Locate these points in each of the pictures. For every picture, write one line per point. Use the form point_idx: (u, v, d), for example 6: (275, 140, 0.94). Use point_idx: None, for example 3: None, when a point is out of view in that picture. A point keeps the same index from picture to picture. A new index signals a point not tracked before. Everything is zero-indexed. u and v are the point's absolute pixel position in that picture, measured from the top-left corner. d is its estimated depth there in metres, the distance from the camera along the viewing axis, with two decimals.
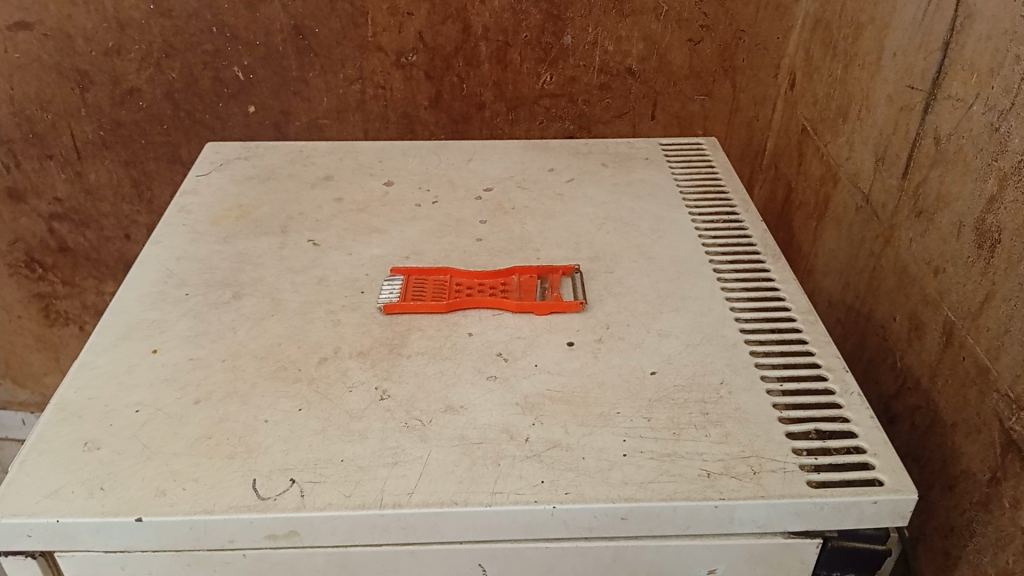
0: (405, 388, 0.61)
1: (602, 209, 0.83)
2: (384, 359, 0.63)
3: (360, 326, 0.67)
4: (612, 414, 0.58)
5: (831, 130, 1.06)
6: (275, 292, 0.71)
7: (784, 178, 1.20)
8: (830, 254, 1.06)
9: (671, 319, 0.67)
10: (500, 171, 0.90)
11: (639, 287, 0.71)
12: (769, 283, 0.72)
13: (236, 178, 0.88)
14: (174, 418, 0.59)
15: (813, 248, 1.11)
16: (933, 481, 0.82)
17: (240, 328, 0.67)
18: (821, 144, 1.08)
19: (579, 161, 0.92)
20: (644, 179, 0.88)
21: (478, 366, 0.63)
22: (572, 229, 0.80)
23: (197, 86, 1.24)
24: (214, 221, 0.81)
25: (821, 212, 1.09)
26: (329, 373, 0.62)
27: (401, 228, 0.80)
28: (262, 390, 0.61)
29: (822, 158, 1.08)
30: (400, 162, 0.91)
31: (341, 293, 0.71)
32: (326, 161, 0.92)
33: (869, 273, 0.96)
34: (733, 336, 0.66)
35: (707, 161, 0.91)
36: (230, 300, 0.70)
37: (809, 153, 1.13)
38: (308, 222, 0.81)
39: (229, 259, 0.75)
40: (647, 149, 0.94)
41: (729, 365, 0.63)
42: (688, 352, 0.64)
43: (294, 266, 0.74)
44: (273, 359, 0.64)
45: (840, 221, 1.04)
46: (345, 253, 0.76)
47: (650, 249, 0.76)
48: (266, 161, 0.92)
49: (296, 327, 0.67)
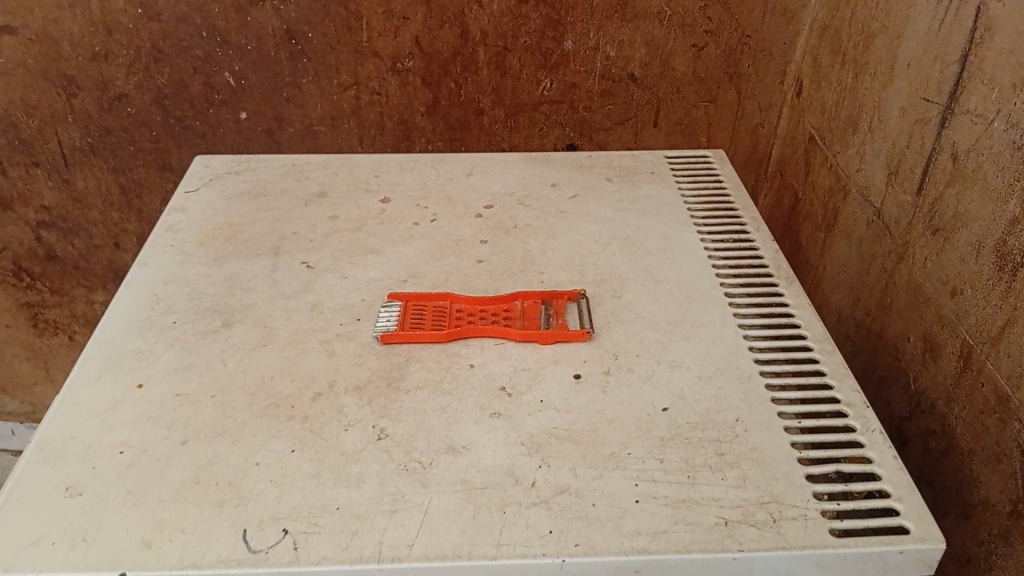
0: (403, 426, 0.58)
1: (608, 227, 0.80)
2: (382, 394, 0.60)
3: (355, 358, 0.64)
4: (623, 455, 0.55)
5: (839, 140, 1.03)
6: (266, 319, 0.68)
7: (790, 187, 1.17)
8: (838, 268, 1.03)
9: (683, 349, 0.64)
10: (501, 186, 0.87)
11: (648, 314, 0.68)
12: (783, 309, 0.69)
13: (226, 194, 0.85)
14: (161, 460, 0.56)
15: (821, 261, 1.08)
16: (948, 509, 0.80)
17: (230, 359, 0.64)
18: (829, 154, 1.05)
19: (582, 176, 0.88)
20: (650, 196, 0.85)
21: (481, 402, 0.59)
22: (576, 250, 0.76)
23: (187, 92, 1.21)
24: (203, 242, 0.77)
25: (829, 224, 1.06)
26: (323, 410, 0.59)
27: (398, 249, 0.77)
28: (253, 428, 0.58)
29: (831, 168, 1.05)
30: (397, 177, 0.88)
31: (336, 320, 0.67)
32: (320, 175, 0.88)
33: (880, 290, 0.93)
34: (747, 368, 0.63)
35: (714, 177, 0.88)
36: (219, 329, 0.67)
37: (816, 163, 1.09)
38: (302, 242, 0.77)
39: (219, 282, 0.72)
40: (652, 162, 0.91)
41: (744, 400, 0.60)
42: (701, 385, 0.61)
43: (287, 290, 0.71)
44: (264, 394, 0.60)
45: (849, 234, 1.01)
46: (340, 277, 0.73)
47: (659, 271, 0.73)
48: (258, 175, 0.88)
49: (289, 359, 0.64)
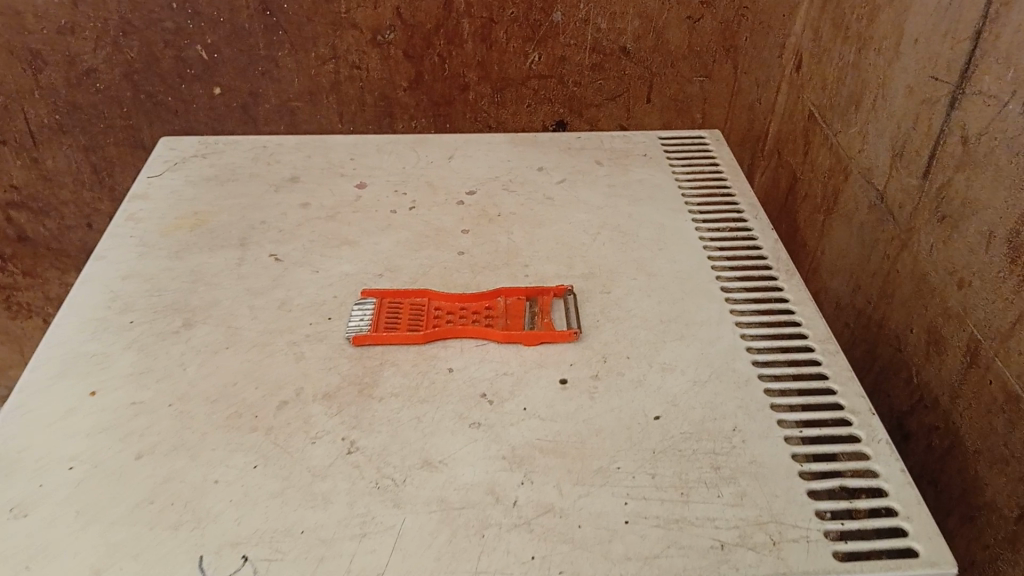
0: (375, 438, 0.53)
1: (597, 216, 0.75)
2: (353, 403, 0.56)
3: (325, 362, 0.59)
4: (611, 469, 0.52)
5: (840, 119, 0.98)
6: (231, 318, 0.63)
7: (788, 166, 1.12)
8: (838, 253, 0.99)
9: (676, 351, 0.60)
10: (485, 170, 0.82)
11: (639, 310, 0.64)
12: (783, 305, 0.65)
13: (192, 180, 0.80)
14: (113, 477, 0.52)
15: (820, 244, 1.04)
16: (951, 510, 0.78)
17: (191, 363, 0.59)
18: (830, 132, 1.00)
19: (571, 159, 0.84)
20: (642, 181, 0.80)
21: (459, 411, 0.55)
22: (564, 240, 0.72)
23: (158, 66, 1.14)
24: (165, 232, 0.72)
25: (829, 206, 1.01)
26: (290, 421, 0.55)
27: (374, 240, 0.72)
28: (213, 442, 0.54)
29: (831, 148, 1.00)
30: (374, 160, 0.83)
31: (305, 320, 0.63)
32: (292, 158, 0.83)
33: (882, 279, 0.89)
34: (745, 371, 0.59)
35: (710, 160, 0.83)
36: (180, 329, 0.62)
37: (815, 142, 1.05)
38: (271, 232, 0.73)
39: (182, 277, 0.67)
40: (645, 145, 0.86)
41: (741, 407, 0.56)
42: (696, 390, 0.57)
43: (254, 286, 0.66)
44: (226, 403, 0.56)
45: (850, 218, 0.96)
46: (311, 270, 0.68)
47: (651, 264, 0.69)
48: (227, 159, 0.83)
49: (254, 363, 0.59)
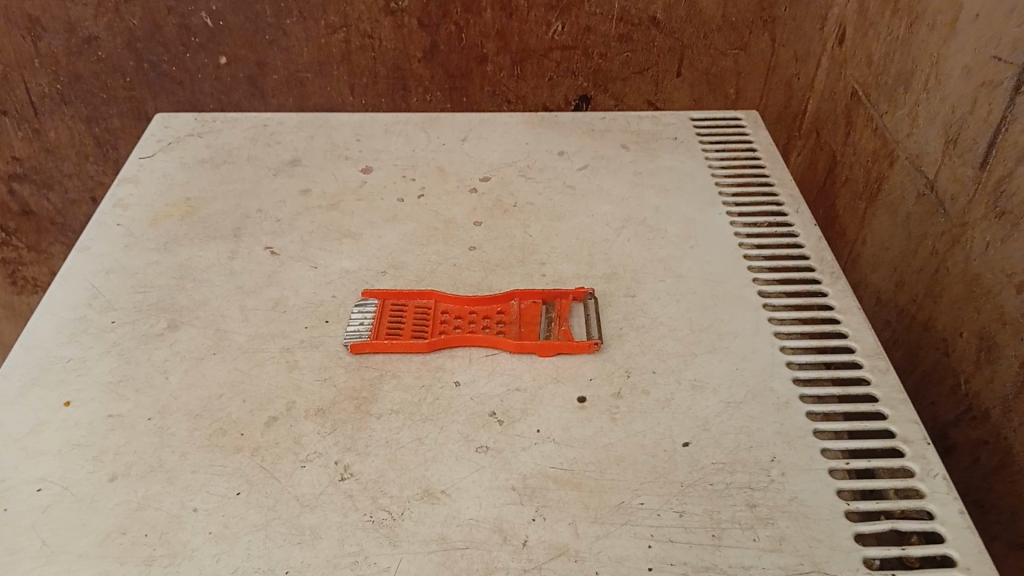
0: (370, 463, 0.48)
1: (621, 208, 0.69)
2: (348, 420, 0.51)
3: (318, 372, 0.54)
4: (634, 505, 0.46)
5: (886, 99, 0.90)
6: (219, 320, 0.58)
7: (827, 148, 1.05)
8: (880, 245, 0.92)
9: (707, 366, 0.54)
10: (500, 155, 0.75)
11: (667, 318, 0.58)
12: (827, 314, 0.59)
13: (185, 162, 0.74)
14: (84, 502, 0.47)
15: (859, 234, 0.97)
16: (1002, 531, 0.74)
17: (174, 372, 0.54)
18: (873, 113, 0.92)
19: (595, 143, 0.77)
20: (672, 169, 0.73)
21: (465, 433, 0.50)
22: (585, 235, 0.66)
23: (161, 34, 1.08)
24: (154, 221, 0.67)
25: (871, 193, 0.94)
26: (278, 440, 0.50)
27: (377, 232, 0.66)
28: (193, 463, 0.49)
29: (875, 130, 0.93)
30: (381, 141, 0.77)
31: (299, 323, 0.57)
32: (293, 138, 0.77)
33: (930, 277, 0.82)
34: (784, 392, 0.53)
35: (747, 146, 0.76)
36: (165, 332, 0.57)
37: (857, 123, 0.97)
38: (266, 222, 0.67)
39: (169, 272, 0.62)
40: (676, 127, 0.79)
41: (779, 434, 0.50)
42: (729, 413, 0.51)
43: (246, 284, 0.61)
44: (210, 419, 0.51)
45: (893, 207, 0.89)
46: (308, 266, 0.63)
47: (681, 264, 0.63)
48: (223, 139, 0.77)
49: (242, 373, 0.54)
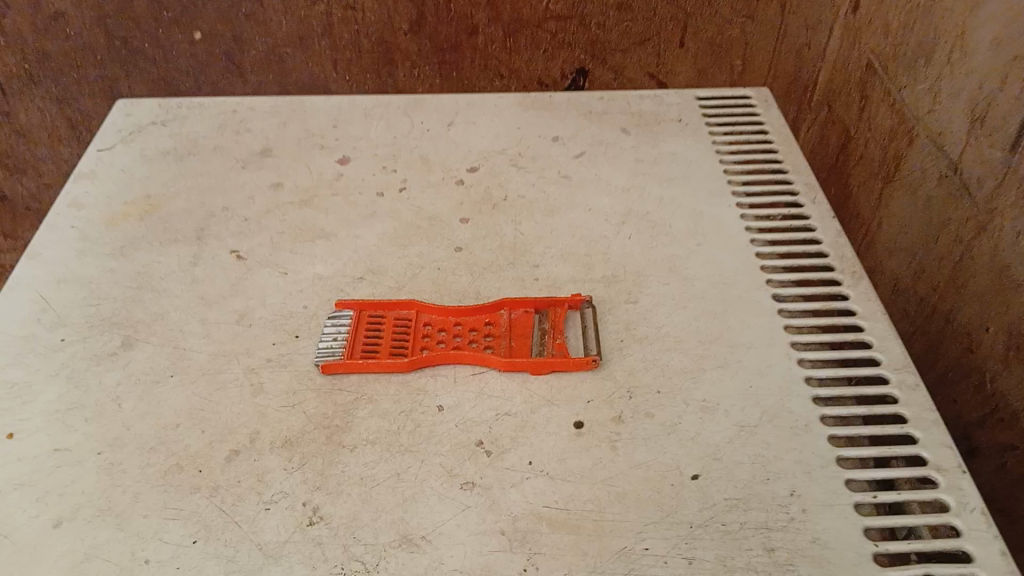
0: (343, 504, 0.43)
1: (621, 200, 0.63)
2: (318, 453, 0.45)
3: (286, 397, 0.48)
4: (638, 551, 0.41)
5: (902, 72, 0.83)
6: (179, 337, 0.52)
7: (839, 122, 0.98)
8: (896, 227, 0.86)
9: (718, 383, 0.49)
10: (489, 142, 0.69)
11: (673, 328, 0.53)
12: (850, 320, 0.53)
13: (147, 155, 0.68)
14: (23, 553, 0.42)
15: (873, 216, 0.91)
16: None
17: (128, 398, 0.49)
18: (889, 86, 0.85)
19: (592, 126, 0.71)
20: (676, 155, 0.67)
21: (449, 466, 0.45)
22: (582, 233, 0.60)
23: (130, 9, 1.00)
24: (112, 223, 0.61)
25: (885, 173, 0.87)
26: (239, 479, 0.45)
27: (354, 232, 0.60)
28: (147, 505, 0.44)
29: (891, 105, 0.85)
30: (360, 128, 0.71)
31: (266, 339, 0.52)
32: (265, 126, 0.71)
33: (952, 266, 0.76)
34: (803, 414, 0.48)
35: (758, 128, 0.70)
36: (119, 351, 0.52)
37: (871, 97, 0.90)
38: (234, 222, 0.61)
39: (126, 282, 0.57)
40: (681, 108, 0.73)
41: (799, 461, 0.45)
42: (743, 440, 0.46)
43: (209, 294, 0.55)
44: (166, 453, 0.46)
45: (912, 189, 0.82)
46: (278, 272, 0.57)
47: (687, 264, 0.57)
48: (188, 128, 0.71)
49: (202, 399, 0.49)
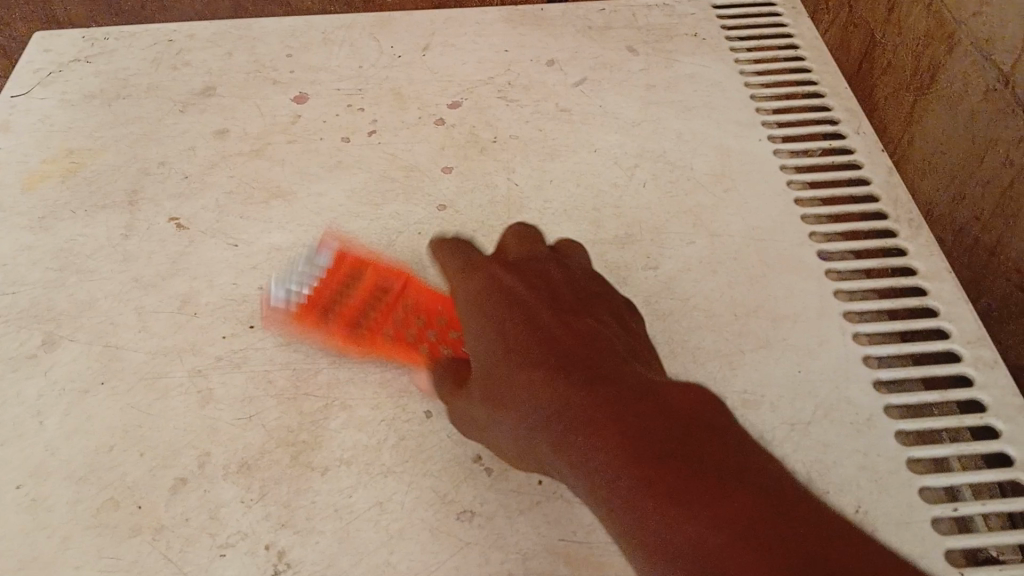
0: (315, 546, 0.36)
1: (632, 137, 0.53)
2: (283, 480, 0.38)
3: (241, 406, 0.40)
4: None
5: None
6: (110, 332, 0.43)
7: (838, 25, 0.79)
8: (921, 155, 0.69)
9: (761, 367, 0.41)
10: (471, 69, 0.58)
11: (701, 299, 0.44)
12: (912, 281, 0.45)
13: (68, 99, 0.57)
14: None
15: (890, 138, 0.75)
16: None
17: (52, 414, 0.40)
18: None
19: (593, 44, 0.60)
20: (694, 78, 0.57)
21: (444, 490, 0.37)
22: (587, 180, 0.51)
23: None
24: (26, 186, 0.51)
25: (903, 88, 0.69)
26: (189, 516, 0.37)
27: (315, 188, 0.51)
28: (77, 556, 0.36)
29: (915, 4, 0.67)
30: (319, 55, 0.60)
31: (215, 331, 0.43)
32: (207, 57, 0.60)
33: (993, 201, 0.62)
34: (865, 404, 0.40)
35: (788, 42, 0.59)
36: (40, 352, 0.43)
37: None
38: (172, 180, 0.51)
39: (46, 261, 0.47)
40: (696, 20, 0.62)
41: (863, 464, 0.38)
42: (796, 442, 0.38)
43: (145, 274, 0.46)
44: (99, 484, 0.38)
45: (943, 109, 0.65)
46: (228, 242, 0.48)
47: (715, 216, 0.48)
48: (115, 62, 0.60)
49: (140, 411, 0.40)
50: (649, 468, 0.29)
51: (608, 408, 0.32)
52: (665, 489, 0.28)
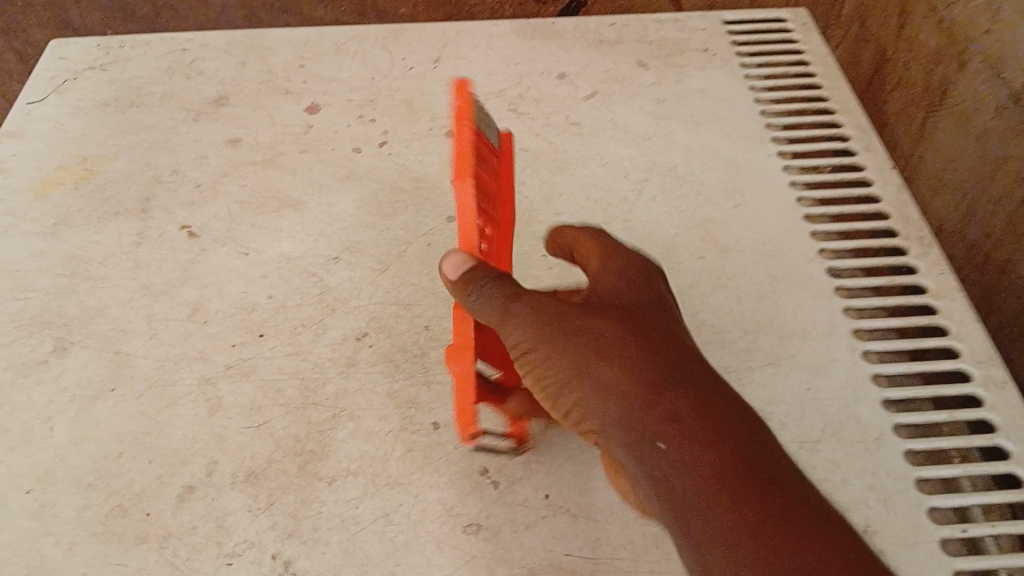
0: (320, 557, 0.36)
1: (642, 151, 0.53)
2: (289, 490, 0.38)
3: (248, 415, 0.40)
4: None
5: None
6: (120, 339, 0.44)
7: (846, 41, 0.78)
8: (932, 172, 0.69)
9: (769, 384, 0.41)
10: (483, 82, 0.59)
11: (710, 314, 0.44)
12: (921, 298, 0.44)
13: (82, 107, 0.58)
14: None
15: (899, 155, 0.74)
16: None
17: (61, 421, 0.40)
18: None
19: (604, 59, 0.60)
20: (705, 94, 0.57)
21: (450, 503, 0.37)
22: (596, 194, 0.51)
23: None
24: (39, 193, 0.52)
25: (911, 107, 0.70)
26: (196, 524, 0.37)
27: (326, 198, 0.51)
28: (84, 563, 0.36)
29: (926, 22, 0.67)
30: (332, 66, 0.60)
31: (224, 340, 0.43)
32: (220, 67, 0.60)
33: (1004, 219, 0.61)
34: (874, 423, 0.39)
35: (799, 58, 0.60)
36: (50, 358, 0.43)
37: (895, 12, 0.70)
38: (184, 189, 0.52)
39: (58, 268, 0.47)
40: (707, 36, 0.62)
41: (872, 483, 0.37)
42: (804, 459, 0.38)
43: (156, 282, 0.46)
44: (107, 491, 0.38)
45: (954, 126, 0.65)
46: (238, 251, 0.48)
47: (724, 231, 0.48)
48: (130, 71, 0.60)
49: (148, 419, 0.40)
50: (773, 494, 0.28)
51: (719, 425, 0.30)
52: (786, 514, 0.27)
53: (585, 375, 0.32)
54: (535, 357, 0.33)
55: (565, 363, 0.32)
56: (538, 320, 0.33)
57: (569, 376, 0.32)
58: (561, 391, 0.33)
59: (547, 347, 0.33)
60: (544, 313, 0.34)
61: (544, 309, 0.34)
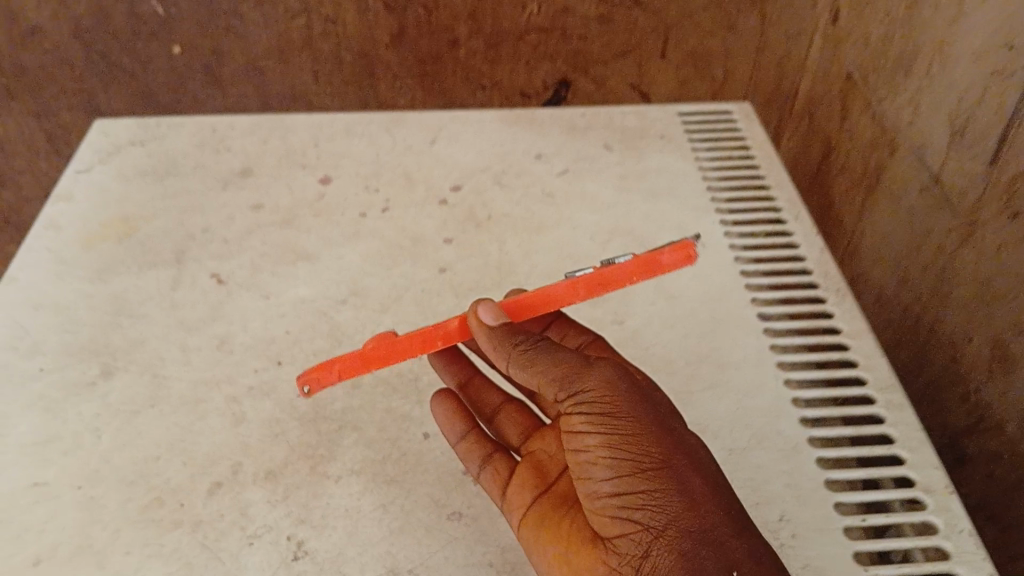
0: (327, 538, 0.43)
1: (606, 217, 0.63)
2: (302, 484, 0.45)
3: (268, 425, 0.48)
4: None
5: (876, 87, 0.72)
6: (158, 364, 0.51)
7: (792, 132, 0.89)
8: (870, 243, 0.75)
9: (707, 403, 0.49)
10: (472, 159, 0.68)
11: (659, 347, 0.52)
12: (836, 338, 0.53)
13: (125, 175, 0.67)
14: None
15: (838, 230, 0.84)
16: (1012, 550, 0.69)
17: (107, 429, 0.48)
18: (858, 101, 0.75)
19: (576, 142, 0.70)
20: (661, 170, 0.67)
21: (438, 497, 0.45)
22: (566, 252, 0.60)
23: None
24: (87, 245, 0.60)
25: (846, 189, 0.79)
26: (222, 512, 0.44)
27: (336, 252, 0.60)
28: (126, 543, 0.43)
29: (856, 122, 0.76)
30: (342, 145, 0.70)
31: (248, 365, 0.51)
32: (245, 144, 0.70)
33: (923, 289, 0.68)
34: (792, 434, 0.47)
35: (742, 143, 0.70)
36: (98, 379, 0.50)
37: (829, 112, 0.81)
38: (213, 244, 0.60)
39: (104, 307, 0.55)
40: (664, 123, 0.72)
41: (789, 481, 0.45)
42: (733, 462, 0.46)
43: (189, 319, 0.54)
44: (146, 486, 0.45)
45: (882, 207, 0.72)
46: (259, 295, 0.56)
47: (673, 281, 0.57)
48: (167, 147, 0.70)
49: (183, 428, 0.48)
50: None
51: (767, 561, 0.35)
52: None
53: (668, 472, 0.37)
54: (617, 435, 0.38)
55: (654, 452, 0.38)
56: (629, 408, 0.39)
57: (654, 465, 0.37)
58: (628, 475, 0.38)
59: (640, 433, 0.38)
60: (637, 403, 0.39)
61: (639, 401, 0.39)
